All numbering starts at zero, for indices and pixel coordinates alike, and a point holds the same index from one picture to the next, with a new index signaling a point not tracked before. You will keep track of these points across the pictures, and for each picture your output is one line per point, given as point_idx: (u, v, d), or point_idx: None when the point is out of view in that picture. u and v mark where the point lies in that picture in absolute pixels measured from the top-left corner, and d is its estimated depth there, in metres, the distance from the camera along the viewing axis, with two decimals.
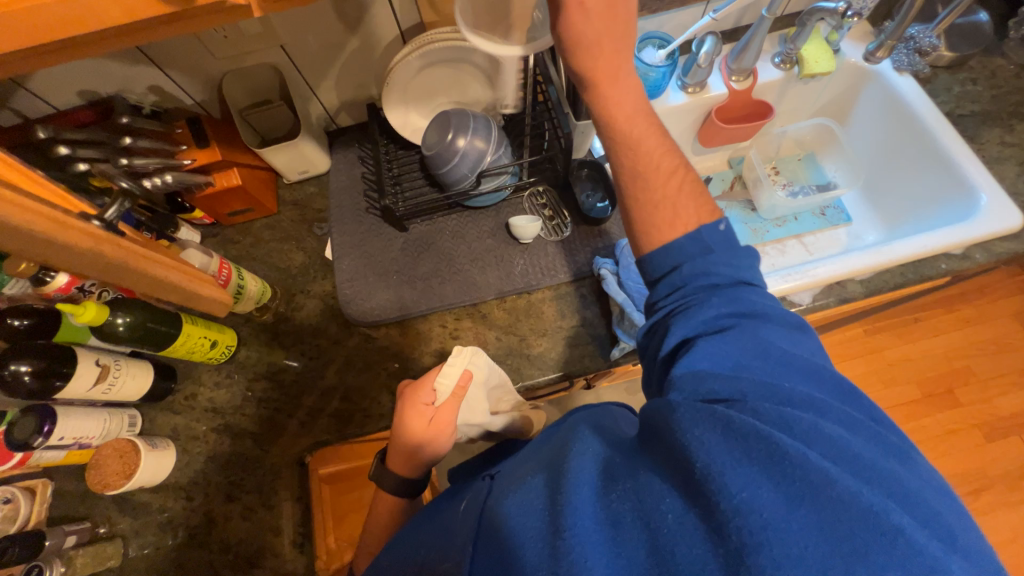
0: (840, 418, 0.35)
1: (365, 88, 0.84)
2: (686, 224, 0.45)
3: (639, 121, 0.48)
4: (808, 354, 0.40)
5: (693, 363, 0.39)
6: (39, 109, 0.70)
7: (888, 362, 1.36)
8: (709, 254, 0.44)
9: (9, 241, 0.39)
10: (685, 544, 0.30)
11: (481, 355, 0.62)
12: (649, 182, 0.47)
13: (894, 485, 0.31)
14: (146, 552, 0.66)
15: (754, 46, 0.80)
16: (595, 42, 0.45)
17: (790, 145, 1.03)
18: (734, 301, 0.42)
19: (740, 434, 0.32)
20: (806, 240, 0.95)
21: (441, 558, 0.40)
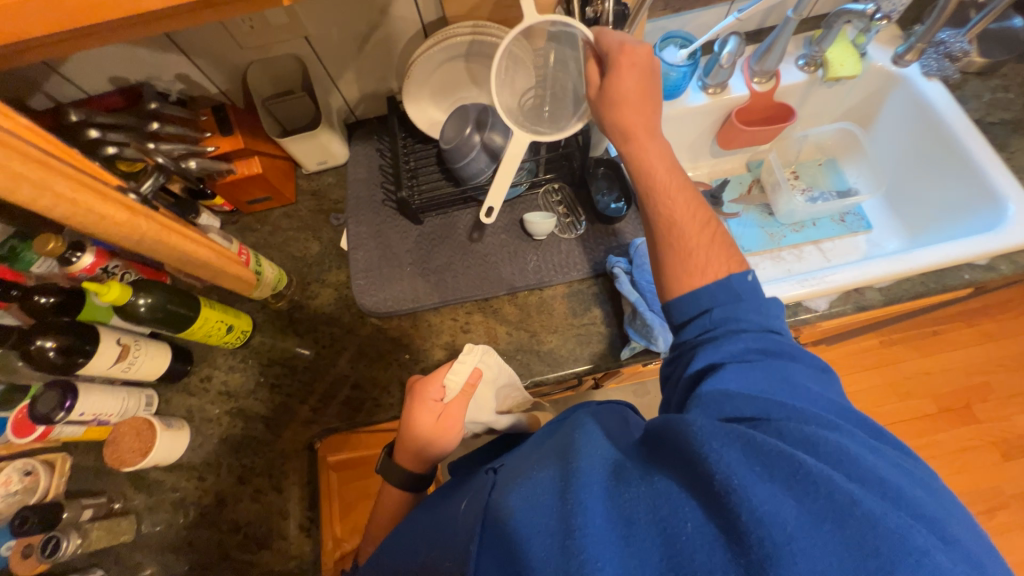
0: (863, 445, 0.35)
1: (386, 81, 0.84)
2: (717, 272, 0.49)
3: (678, 176, 0.54)
4: (828, 390, 0.41)
5: (717, 387, 0.41)
6: (72, 93, 0.72)
7: (903, 375, 1.33)
8: (739, 303, 0.46)
9: (45, 212, 0.41)
10: (704, 553, 0.30)
11: (491, 355, 0.63)
12: (685, 231, 0.51)
13: (919, 510, 0.31)
14: (159, 528, 0.68)
15: (777, 49, 0.80)
16: (624, 99, 0.55)
17: (811, 150, 1.01)
18: (759, 339, 0.44)
19: (762, 451, 0.32)
20: (823, 246, 0.94)
21: (447, 546, 0.40)
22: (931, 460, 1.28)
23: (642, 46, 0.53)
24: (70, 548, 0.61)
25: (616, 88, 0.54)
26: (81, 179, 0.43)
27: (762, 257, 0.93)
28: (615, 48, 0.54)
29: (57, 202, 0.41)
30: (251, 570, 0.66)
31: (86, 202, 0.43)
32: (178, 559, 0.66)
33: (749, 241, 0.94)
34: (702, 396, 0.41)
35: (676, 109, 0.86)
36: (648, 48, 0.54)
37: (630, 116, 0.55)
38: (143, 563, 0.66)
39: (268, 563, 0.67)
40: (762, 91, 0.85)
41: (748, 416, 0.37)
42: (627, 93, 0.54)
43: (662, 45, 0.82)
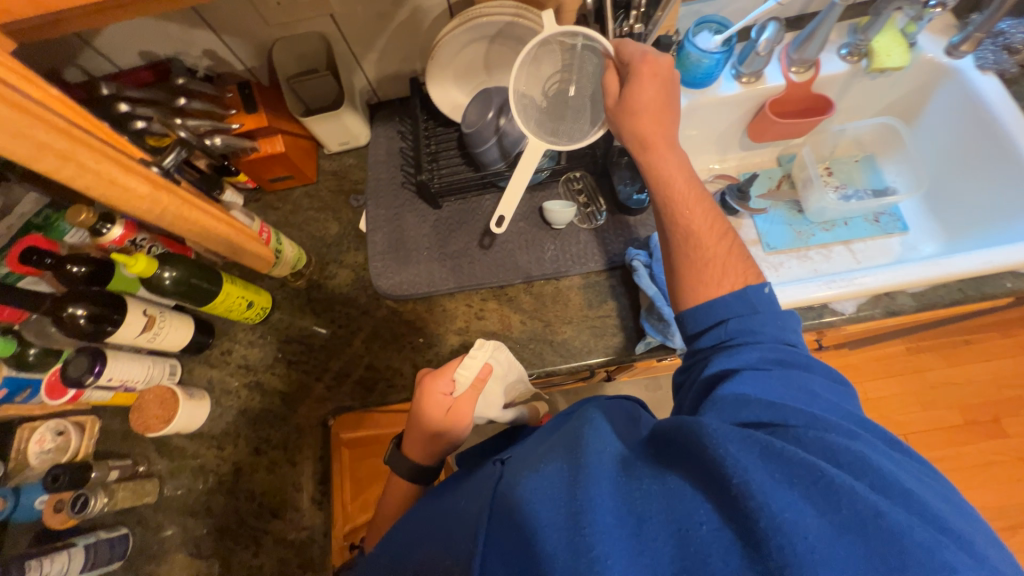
0: (885, 456, 0.34)
1: (409, 62, 0.83)
2: (734, 283, 0.48)
3: (697, 191, 0.53)
4: (846, 402, 0.41)
5: (734, 393, 0.40)
6: (104, 67, 0.73)
7: (929, 384, 1.28)
8: (755, 314, 0.46)
9: (72, 184, 0.41)
10: (720, 557, 0.30)
11: (501, 351, 0.63)
12: (702, 242, 0.51)
13: (945, 524, 0.30)
14: (180, 492, 0.71)
15: (819, 37, 0.76)
16: (642, 109, 0.55)
17: (846, 145, 0.97)
18: (776, 350, 0.44)
19: (781, 459, 0.32)
20: (854, 247, 0.90)
21: (456, 528, 0.41)
22: (951, 473, 1.24)
23: (664, 56, 0.55)
24: (98, 505, 0.65)
25: (635, 96, 0.55)
26: (108, 152, 0.44)
27: (788, 255, 0.90)
28: (637, 57, 0.55)
29: (80, 172, 0.41)
30: (265, 538, 0.69)
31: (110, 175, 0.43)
32: (197, 522, 0.69)
33: (775, 238, 0.91)
34: (718, 401, 0.40)
35: (707, 98, 0.83)
36: (669, 61, 0.55)
37: (646, 126, 0.55)
38: (165, 524, 0.69)
39: (282, 531, 0.69)
40: (800, 81, 0.81)
41: (766, 422, 0.37)
42: (646, 101, 0.54)
43: (695, 30, 0.78)
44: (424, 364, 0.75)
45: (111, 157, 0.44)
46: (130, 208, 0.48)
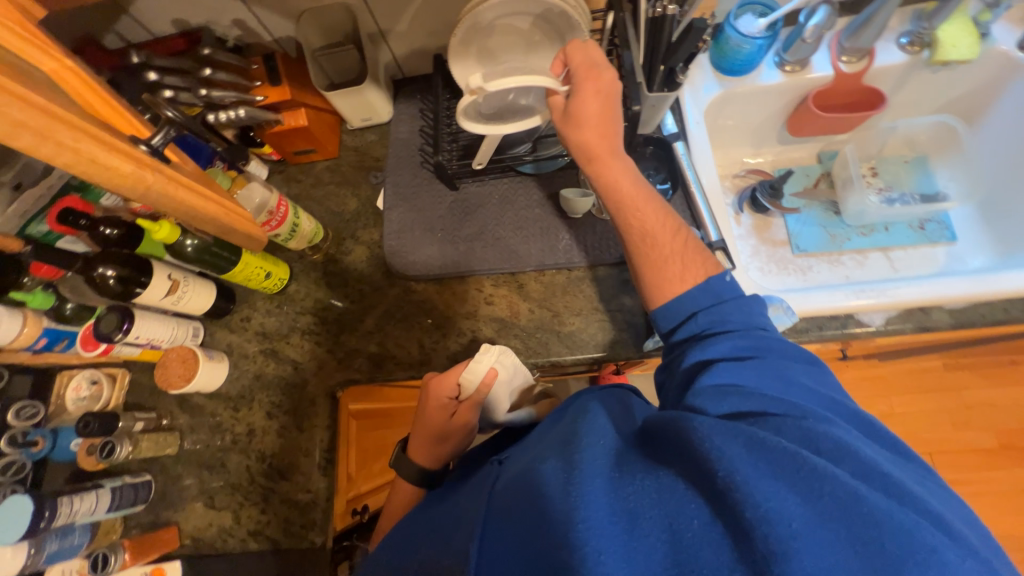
0: (862, 442, 0.34)
1: (435, 37, 0.81)
2: (695, 278, 0.50)
3: (644, 199, 0.53)
4: (828, 389, 0.41)
5: (714, 385, 0.40)
6: (140, 34, 0.75)
7: (964, 405, 1.20)
8: (721, 304, 0.47)
9: (71, 164, 0.42)
10: (710, 552, 0.29)
11: (507, 355, 0.61)
12: (657, 239, 0.52)
13: (922, 503, 0.30)
14: (198, 447, 0.75)
15: (877, 23, 0.69)
16: (586, 118, 0.53)
17: (897, 144, 0.89)
18: (747, 338, 0.44)
19: (763, 449, 0.31)
20: (893, 254, 0.84)
21: (459, 523, 0.42)
22: (977, 500, 1.17)
23: (606, 70, 0.52)
24: (123, 453, 0.70)
25: (583, 113, 0.53)
26: (89, 130, 0.43)
27: (818, 259, 0.85)
28: (581, 71, 0.53)
29: (73, 154, 0.41)
30: (273, 496, 0.72)
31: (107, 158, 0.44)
32: (213, 475, 0.74)
33: (808, 241, 0.86)
34: (699, 393, 0.40)
35: (744, 87, 0.78)
36: (611, 73, 0.53)
37: (590, 138, 0.53)
38: (184, 475, 0.74)
39: (289, 492, 0.73)
40: (850, 72, 0.75)
41: (748, 412, 0.37)
42: (590, 113, 0.53)
43: (737, 12, 0.73)
44: (431, 346, 0.76)
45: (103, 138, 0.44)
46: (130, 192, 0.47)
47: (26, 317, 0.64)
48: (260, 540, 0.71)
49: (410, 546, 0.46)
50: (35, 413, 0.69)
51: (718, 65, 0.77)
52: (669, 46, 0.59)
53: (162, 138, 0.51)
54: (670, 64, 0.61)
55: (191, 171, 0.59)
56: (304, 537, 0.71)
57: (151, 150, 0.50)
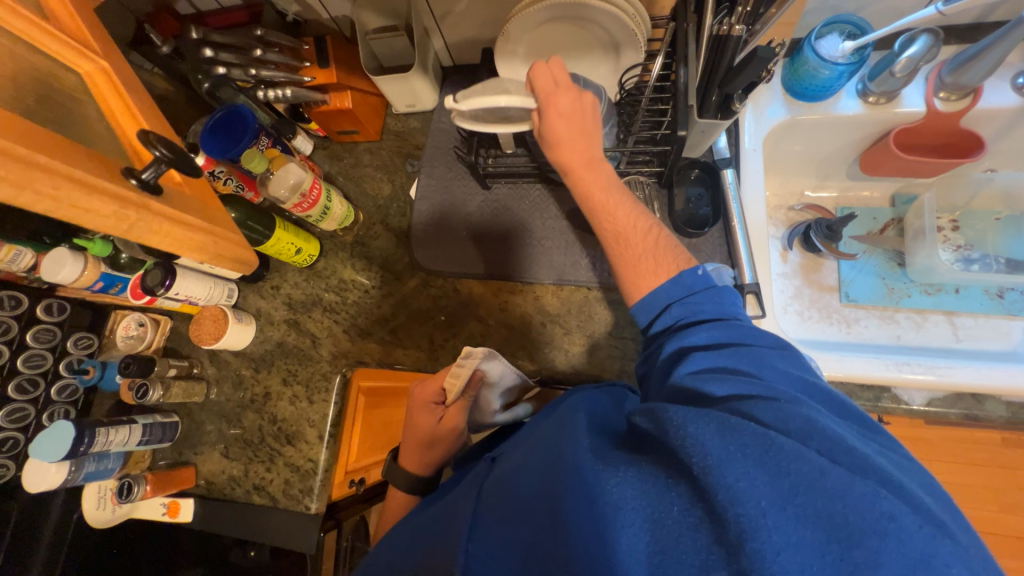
0: (833, 419, 0.33)
1: (488, 29, 0.79)
2: (668, 271, 0.50)
3: (614, 198, 0.54)
4: (802, 371, 0.40)
5: (692, 372, 0.42)
6: (207, 3, 0.77)
7: (1019, 486, 1.05)
8: (691, 295, 0.48)
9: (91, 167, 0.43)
10: (687, 538, 0.29)
11: (495, 357, 0.59)
12: (629, 241, 0.53)
13: (890, 475, 0.29)
14: (221, 399, 0.82)
15: (987, 59, 0.60)
16: (568, 136, 0.54)
17: (991, 197, 0.77)
18: (725, 327, 0.45)
19: (734, 431, 0.31)
20: (957, 320, 0.75)
21: (438, 534, 0.42)
22: None
23: (566, 94, 0.53)
24: (155, 396, 0.76)
25: (554, 134, 0.54)
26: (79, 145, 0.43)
27: (868, 312, 0.78)
28: (545, 92, 0.53)
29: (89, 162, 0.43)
30: (278, 458, 0.77)
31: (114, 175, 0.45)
32: (229, 426, 0.80)
33: (860, 291, 0.78)
34: (679, 383, 0.42)
35: (816, 116, 0.70)
36: (571, 93, 0.53)
37: (566, 155, 0.55)
38: (206, 422, 0.81)
39: (292, 457, 0.77)
40: (946, 111, 0.66)
41: (723, 397, 0.37)
42: (557, 134, 0.54)
43: (821, 30, 0.65)
44: (441, 342, 0.78)
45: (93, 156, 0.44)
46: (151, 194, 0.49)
47: (88, 261, 0.69)
48: (262, 495, 0.76)
49: (410, 549, 0.45)
50: (90, 344, 0.77)
51: (790, 87, 0.70)
52: (729, 69, 0.54)
53: (155, 172, 0.47)
54: (727, 89, 0.55)
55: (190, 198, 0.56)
56: (300, 501, 0.74)
57: (142, 184, 0.47)
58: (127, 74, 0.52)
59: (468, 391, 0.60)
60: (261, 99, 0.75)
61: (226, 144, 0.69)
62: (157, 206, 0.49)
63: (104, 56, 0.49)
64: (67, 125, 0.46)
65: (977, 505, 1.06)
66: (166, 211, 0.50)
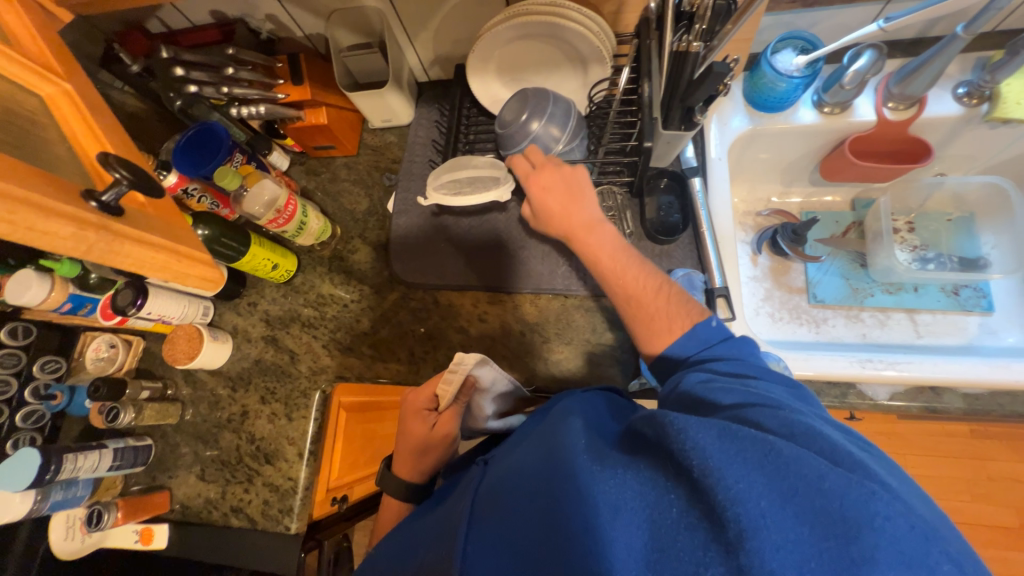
0: (832, 430, 0.34)
1: (461, 45, 0.80)
2: (683, 327, 0.51)
3: (621, 261, 0.57)
4: (814, 407, 0.40)
5: (700, 381, 0.43)
6: (179, 21, 0.77)
7: (987, 476, 1.08)
8: (708, 346, 0.48)
9: (48, 187, 0.42)
10: (685, 537, 0.30)
11: (487, 364, 0.57)
12: (640, 301, 0.54)
13: (889, 482, 0.30)
14: (197, 419, 0.80)
15: (929, 71, 0.64)
16: (560, 210, 0.60)
17: (943, 200, 0.82)
18: (737, 362, 0.45)
19: (735, 438, 0.31)
20: (918, 317, 0.79)
21: (439, 540, 0.42)
22: None
23: (546, 172, 0.61)
24: (127, 419, 0.74)
25: (549, 209, 0.61)
26: (34, 167, 0.42)
27: (836, 312, 0.81)
28: (525, 175, 0.62)
29: (44, 184, 0.42)
30: (256, 478, 0.75)
31: (70, 197, 0.44)
32: (206, 447, 0.78)
33: (826, 291, 0.81)
34: (685, 397, 0.42)
35: (776, 126, 0.74)
36: (552, 170, 0.62)
37: (563, 225, 0.60)
38: (181, 444, 0.79)
39: (270, 477, 0.74)
40: (895, 120, 0.70)
41: (729, 407, 0.38)
42: (549, 208, 0.61)
43: (776, 46, 0.69)
44: (421, 355, 0.78)
45: (50, 178, 0.43)
46: (115, 212, 0.48)
47: (55, 281, 0.67)
48: (240, 518, 0.73)
49: (408, 552, 0.45)
50: (58, 367, 0.75)
51: (751, 99, 0.73)
52: (689, 82, 0.55)
53: (115, 195, 0.47)
54: (688, 102, 0.56)
55: (156, 218, 0.55)
56: (280, 521, 0.71)
57: (103, 206, 0.47)
58: (91, 95, 0.51)
59: (460, 397, 0.60)
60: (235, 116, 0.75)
61: (198, 162, 0.70)
62: (119, 227, 0.48)
63: (68, 79, 0.49)
64: (28, 144, 0.46)
65: (949, 495, 1.09)
66: (129, 232, 0.49)
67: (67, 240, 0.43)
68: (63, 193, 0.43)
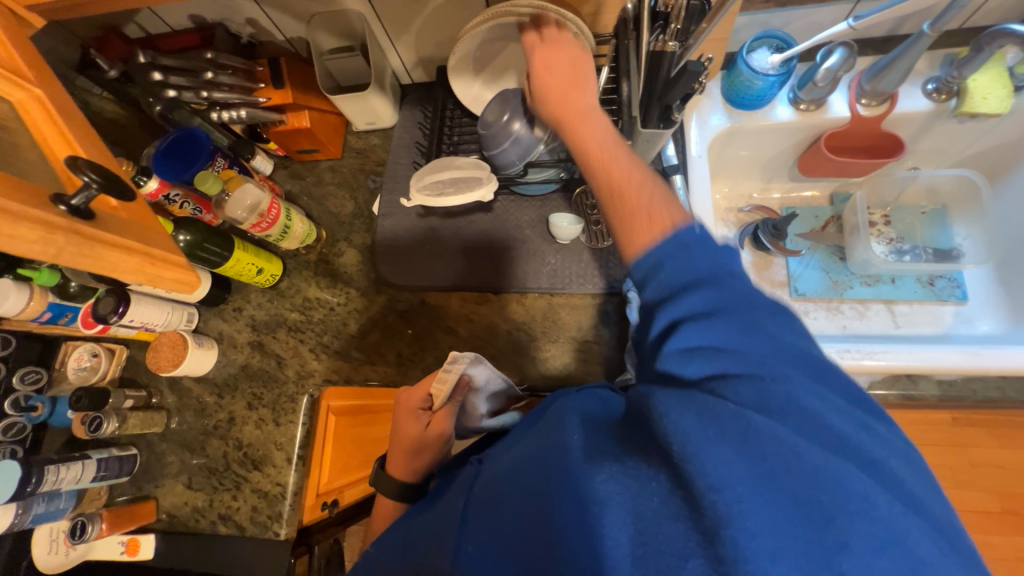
0: (816, 391, 0.34)
1: (443, 48, 0.81)
2: (664, 226, 0.43)
3: (609, 150, 0.51)
4: (799, 337, 0.37)
5: (682, 343, 0.38)
6: (158, 25, 0.77)
7: (970, 462, 1.11)
8: (687, 252, 0.41)
9: (17, 193, 0.42)
10: (668, 528, 0.30)
11: (482, 361, 0.58)
12: (621, 193, 0.48)
13: (866, 456, 0.31)
14: (183, 427, 0.79)
15: (900, 68, 0.65)
16: (559, 89, 0.55)
17: (917, 193, 0.84)
18: (719, 287, 0.39)
19: (714, 418, 0.32)
20: (896, 309, 0.80)
21: (429, 542, 0.42)
22: None
23: (554, 47, 0.56)
24: (111, 428, 0.73)
25: (543, 88, 0.56)
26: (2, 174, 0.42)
27: (817, 305, 0.82)
28: (532, 49, 0.57)
29: (11, 190, 0.41)
30: (244, 484, 0.74)
31: (38, 204, 0.43)
32: (192, 455, 0.77)
33: (807, 285, 0.83)
34: (666, 359, 0.39)
35: (755, 123, 0.75)
36: (560, 44, 0.56)
37: (556, 109, 0.55)
38: (167, 452, 0.78)
39: (258, 483, 0.74)
40: (869, 116, 0.72)
41: (711, 376, 0.35)
42: (547, 86, 0.55)
43: (752, 44, 0.70)
44: (409, 357, 0.78)
45: (17, 185, 0.43)
46: (86, 216, 0.48)
47: (34, 291, 0.66)
48: (228, 525, 0.73)
49: (404, 553, 0.45)
50: (39, 378, 0.73)
51: (729, 97, 0.75)
52: (666, 81, 0.56)
53: (85, 199, 0.46)
54: (666, 101, 0.58)
55: (128, 221, 0.55)
56: (269, 527, 0.71)
57: (72, 210, 0.46)
58: (63, 99, 0.51)
59: (454, 397, 0.60)
60: (216, 120, 0.75)
61: (179, 167, 0.69)
62: (90, 232, 0.48)
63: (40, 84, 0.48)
64: None
65: None
66: (100, 237, 0.49)
67: (35, 243, 0.42)
68: (30, 198, 0.43)
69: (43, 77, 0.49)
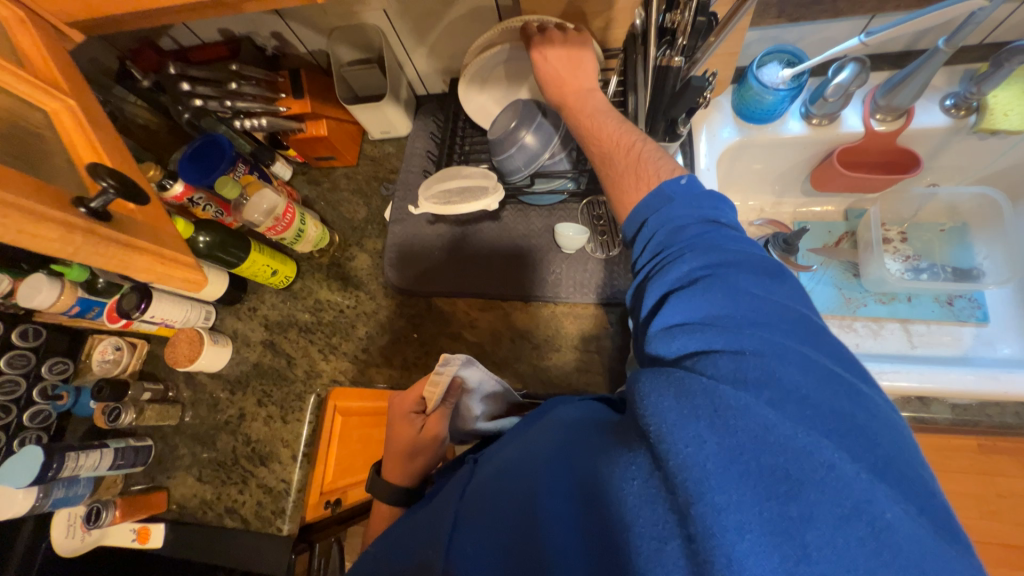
0: (795, 356, 0.33)
1: (457, 60, 0.83)
2: (650, 181, 0.48)
3: (598, 121, 0.55)
4: (780, 297, 0.38)
5: (670, 317, 0.39)
6: (190, 39, 0.82)
7: (997, 492, 1.06)
8: (669, 205, 0.45)
9: (42, 197, 0.45)
10: (647, 511, 0.31)
11: (473, 363, 0.58)
12: (612, 159, 0.52)
13: (839, 424, 0.30)
14: (196, 421, 0.82)
15: (914, 83, 0.64)
16: (557, 77, 0.60)
17: (936, 209, 0.82)
18: (706, 253, 0.41)
19: (688, 395, 0.32)
20: (912, 328, 0.78)
21: (422, 539, 0.43)
22: None
23: (552, 43, 0.60)
24: (128, 419, 0.77)
25: (545, 74, 0.60)
26: (30, 179, 0.45)
27: (829, 322, 0.80)
28: (531, 46, 0.60)
29: (37, 194, 0.45)
30: (251, 479, 0.76)
31: (61, 207, 0.46)
32: (203, 449, 0.80)
33: (818, 300, 0.81)
34: (654, 337, 0.40)
35: (765, 137, 0.75)
36: (556, 35, 0.60)
37: (555, 93, 0.60)
38: (180, 445, 0.81)
39: (265, 478, 0.76)
40: (883, 131, 0.70)
41: (693, 351, 0.36)
42: (549, 73, 0.60)
43: (762, 60, 0.70)
44: (413, 361, 0.79)
45: (43, 189, 0.46)
46: (103, 218, 0.51)
47: (65, 285, 0.70)
48: (234, 518, 0.75)
49: (400, 555, 0.44)
50: (65, 369, 0.78)
51: (739, 110, 0.74)
52: (672, 95, 0.58)
53: (103, 202, 0.49)
54: (671, 114, 0.60)
55: (143, 223, 0.58)
56: (271, 523, 0.72)
57: (91, 212, 0.49)
58: (93, 110, 0.55)
59: (448, 400, 0.61)
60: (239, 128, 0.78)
61: (199, 173, 0.72)
62: (107, 233, 0.50)
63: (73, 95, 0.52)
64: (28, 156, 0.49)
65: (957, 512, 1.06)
66: (117, 239, 0.52)
67: (54, 242, 0.45)
68: (52, 200, 0.46)
69: (75, 89, 0.53)
